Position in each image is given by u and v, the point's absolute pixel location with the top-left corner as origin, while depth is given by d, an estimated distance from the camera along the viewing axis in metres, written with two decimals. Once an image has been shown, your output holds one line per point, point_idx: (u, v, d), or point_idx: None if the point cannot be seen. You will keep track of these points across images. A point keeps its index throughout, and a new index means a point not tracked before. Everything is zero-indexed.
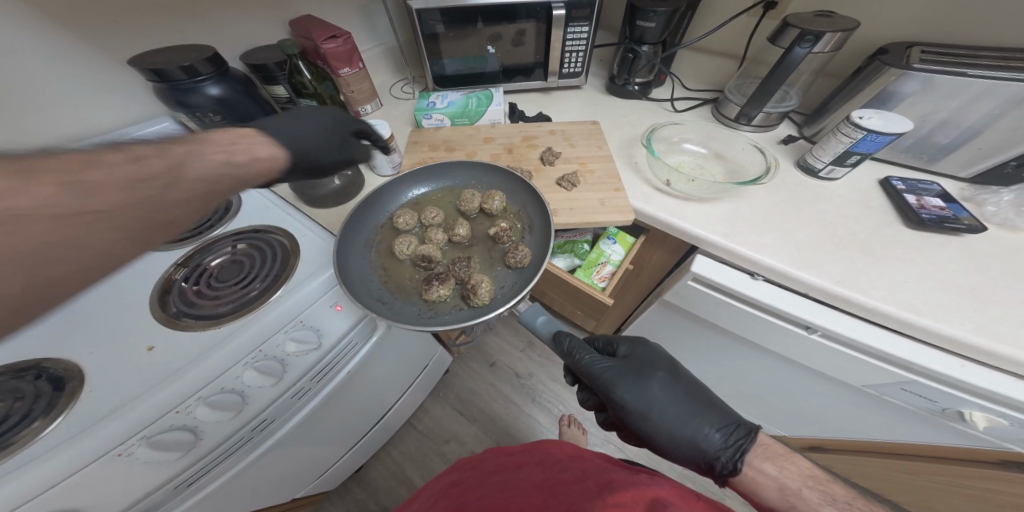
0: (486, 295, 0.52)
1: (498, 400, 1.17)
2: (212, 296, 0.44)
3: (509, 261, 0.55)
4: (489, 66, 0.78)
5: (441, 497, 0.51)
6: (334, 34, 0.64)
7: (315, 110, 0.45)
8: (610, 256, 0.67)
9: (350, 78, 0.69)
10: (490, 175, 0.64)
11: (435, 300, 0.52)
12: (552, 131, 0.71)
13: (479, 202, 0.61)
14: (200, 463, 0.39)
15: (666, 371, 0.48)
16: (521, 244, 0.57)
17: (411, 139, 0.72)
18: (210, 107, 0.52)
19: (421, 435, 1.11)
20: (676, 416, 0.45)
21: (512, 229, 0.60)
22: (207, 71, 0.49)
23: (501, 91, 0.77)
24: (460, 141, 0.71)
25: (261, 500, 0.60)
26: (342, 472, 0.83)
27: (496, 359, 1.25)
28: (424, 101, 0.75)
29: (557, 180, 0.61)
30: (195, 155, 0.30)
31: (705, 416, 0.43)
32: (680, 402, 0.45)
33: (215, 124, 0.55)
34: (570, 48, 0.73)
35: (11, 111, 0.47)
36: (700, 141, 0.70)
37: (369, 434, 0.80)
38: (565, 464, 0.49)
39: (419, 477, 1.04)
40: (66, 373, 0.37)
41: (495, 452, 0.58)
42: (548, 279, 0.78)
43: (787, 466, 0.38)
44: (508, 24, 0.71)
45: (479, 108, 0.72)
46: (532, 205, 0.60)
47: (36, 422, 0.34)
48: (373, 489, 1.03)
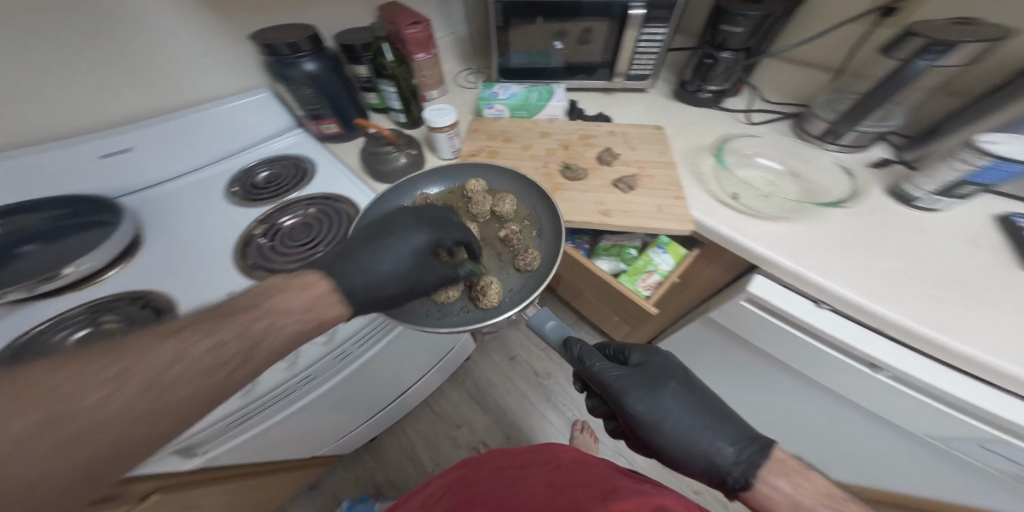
0: (495, 297, 0.51)
1: (514, 394, 1.18)
2: (284, 253, 0.49)
3: (518, 264, 0.55)
4: (553, 62, 0.78)
5: (446, 493, 0.52)
6: (415, 20, 0.65)
7: (410, 238, 0.43)
8: (658, 267, 0.63)
9: (424, 63, 0.71)
10: (502, 177, 0.63)
11: (444, 301, 0.52)
12: (612, 131, 0.69)
13: (490, 206, 0.60)
14: (248, 408, 0.42)
15: (681, 381, 0.46)
16: (530, 247, 0.56)
17: (472, 126, 0.76)
18: (303, 80, 0.58)
19: (435, 418, 1.14)
20: (687, 426, 0.43)
21: (523, 232, 0.59)
22: (307, 48, 0.56)
23: (563, 89, 0.77)
24: (517, 132, 0.73)
25: (288, 452, 0.63)
26: (360, 439, 0.86)
27: (517, 353, 1.26)
28: (488, 91, 0.77)
29: (614, 180, 0.60)
30: (273, 330, 0.33)
31: (719, 429, 0.41)
32: (692, 413, 0.43)
33: (306, 96, 0.61)
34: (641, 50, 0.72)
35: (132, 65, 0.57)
36: (776, 155, 0.66)
37: (387, 409, 0.84)
38: (571, 467, 0.49)
39: (428, 458, 1.08)
40: (165, 307, 0.44)
41: (506, 449, 0.59)
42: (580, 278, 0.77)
43: (802, 483, 0.36)
44: (575, 21, 0.70)
45: (540, 102, 0.73)
46: (542, 208, 0.59)
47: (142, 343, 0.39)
48: (384, 461, 1.08)
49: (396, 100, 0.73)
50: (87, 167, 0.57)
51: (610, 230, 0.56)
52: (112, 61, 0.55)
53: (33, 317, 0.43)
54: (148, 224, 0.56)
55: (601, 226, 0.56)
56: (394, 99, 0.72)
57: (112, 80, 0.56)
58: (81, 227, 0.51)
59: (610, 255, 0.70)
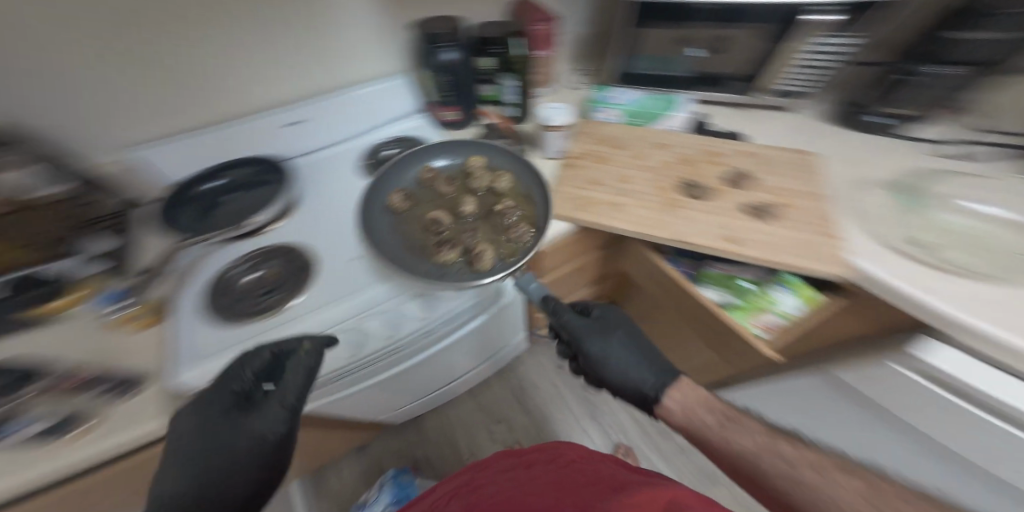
0: (489, 261, 0.54)
1: (556, 402, 1.25)
2: (400, 232, 0.60)
3: (511, 233, 0.58)
4: (680, 69, 0.72)
5: (454, 496, 0.55)
6: (544, 18, 0.71)
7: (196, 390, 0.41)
8: (781, 308, 0.60)
9: (542, 60, 0.77)
10: (504, 158, 0.70)
11: (444, 262, 0.55)
12: (744, 152, 0.63)
13: (487, 181, 0.66)
14: (357, 359, 0.49)
15: (626, 330, 0.56)
16: (518, 218, 0.60)
17: (580, 129, 0.74)
18: (444, 67, 0.70)
19: (477, 407, 1.26)
20: (631, 363, 0.53)
21: (515, 205, 0.63)
22: (455, 40, 0.68)
23: (688, 102, 0.74)
24: (628, 140, 0.69)
25: (369, 405, 0.74)
26: (414, 408, 0.99)
27: (563, 361, 1.32)
28: (602, 94, 0.77)
29: (745, 206, 0.55)
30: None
31: (650, 363, 0.53)
32: (633, 353, 0.54)
33: (443, 83, 0.73)
34: (807, 63, 0.63)
35: (297, 39, 0.66)
36: (999, 200, 0.52)
37: (441, 390, 0.96)
38: (577, 466, 0.54)
39: (464, 444, 1.20)
40: (314, 262, 0.55)
41: (506, 453, 0.63)
42: (669, 300, 0.74)
43: (687, 391, 0.49)
44: (713, 28, 0.63)
45: (660, 111, 0.71)
46: (536, 188, 0.64)
47: (285, 295, 0.51)
48: (427, 438, 1.21)
49: (513, 93, 0.76)
50: (266, 137, 0.71)
51: (733, 258, 0.51)
52: (281, 33, 0.64)
53: (219, 257, 0.55)
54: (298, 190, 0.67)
55: (723, 253, 0.52)
56: (512, 93, 0.76)
57: (291, 67, 0.70)
58: (262, 185, 0.65)
59: (717, 284, 0.68)
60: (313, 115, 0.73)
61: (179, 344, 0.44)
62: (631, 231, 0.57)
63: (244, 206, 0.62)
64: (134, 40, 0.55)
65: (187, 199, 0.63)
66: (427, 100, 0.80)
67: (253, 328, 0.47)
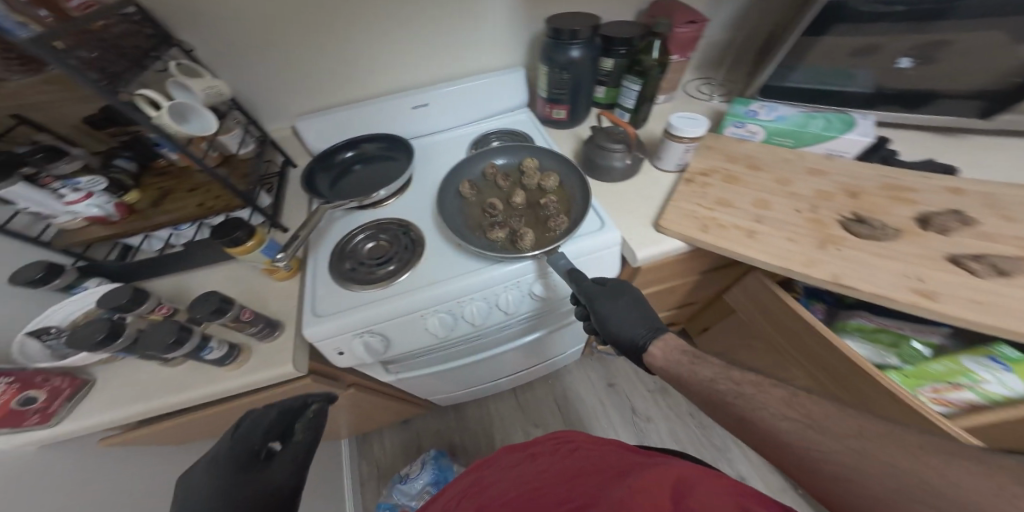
0: (527, 243, 0.56)
1: (602, 419, 1.18)
2: (490, 226, 0.60)
3: (550, 222, 0.59)
4: (855, 84, 0.63)
5: (462, 496, 0.50)
6: (692, 20, 0.67)
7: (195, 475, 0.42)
8: (981, 383, 0.51)
9: (675, 65, 0.73)
10: (554, 158, 0.68)
11: (493, 240, 0.58)
12: (951, 188, 0.53)
13: (537, 179, 0.65)
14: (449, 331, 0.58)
15: (634, 295, 0.53)
16: (561, 213, 0.60)
17: (706, 142, 0.67)
18: (565, 64, 0.68)
19: (517, 404, 1.24)
20: (628, 320, 0.51)
21: (561, 202, 0.62)
22: (583, 37, 0.64)
23: (870, 120, 0.62)
24: (768, 161, 0.61)
25: (436, 380, 0.78)
26: (461, 396, 1.01)
27: (615, 381, 1.25)
28: (741, 107, 0.67)
29: (951, 254, 0.46)
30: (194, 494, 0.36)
31: (643, 319, 0.51)
32: (633, 313, 0.51)
33: (559, 80, 0.71)
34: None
35: (446, 23, 0.70)
36: None
37: (501, 379, 0.96)
38: (582, 451, 0.49)
39: (499, 440, 1.18)
40: (417, 242, 0.60)
41: (512, 449, 0.59)
42: (788, 344, 0.65)
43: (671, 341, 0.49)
44: (913, 34, 0.54)
45: (825, 132, 0.61)
46: (580, 187, 0.63)
47: (394, 268, 0.56)
48: (464, 426, 1.21)
49: (632, 99, 0.72)
50: (394, 115, 0.74)
51: (930, 316, 0.43)
52: (431, 16, 0.69)
53: (345, 227, 0.64)
54: (418, 169, 0.73)
55: (913, 307, 0.43)
56: (631, 98, 0.72)
57: (433, 52, 0.74)
58: (367, 164, 0.72)
59: (872, 341, 0.64)
60: (439, 100, 0.76)
61: (311, 303, 0.54)
62: (762, 262, 0.50)
63: (368, 181, 0.69)
64: (319, 18, 0.62)
65: (325, 165, 0.70)
66: (537, 94, 0.78)
67: (364, 297, 0.54)
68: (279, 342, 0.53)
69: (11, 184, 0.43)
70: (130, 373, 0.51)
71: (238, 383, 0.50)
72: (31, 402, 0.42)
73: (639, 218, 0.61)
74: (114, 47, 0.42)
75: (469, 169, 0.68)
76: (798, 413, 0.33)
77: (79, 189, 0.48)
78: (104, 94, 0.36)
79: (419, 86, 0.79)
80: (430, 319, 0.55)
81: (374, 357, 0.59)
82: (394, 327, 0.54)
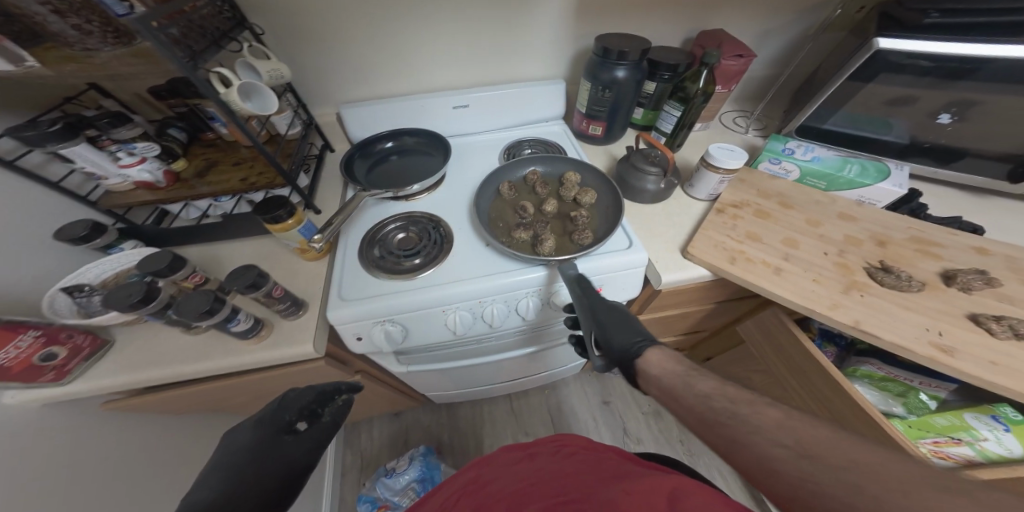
0: (548, 250, 0.56)
1: (595, 436, 1.18)
2: (517, 229, 0.60)
3: (576, 235, 0.59)
4: (891, 134, 0.63)
5: (459, 496, 0.47)
6: (740, 54, 0.68)
7: (230, 437, 0.42)
8: (981, 440, 0.52)
9: (717, 95, 0.74)
10: (596, 177, 0.69)
11: (515, 240, 0.59)
12: (974, 248, 0.54)
13: (575, 194, 0.66)
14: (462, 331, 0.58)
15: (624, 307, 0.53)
16: (589, 229, 0.60)
17: (738, 174, 0.68)
18: (609, 82, 0.69)
19: (511, 410, 1.24)
20: (615, 324, 0.50)
21: (591, 220, 0.63)
22: (631, 58, 0.65)
23: (903, 172, 0.63)
24: (800, 200, 0.62)
25: (439, 376, 0.78)
26: (459, 395, 1.01)
27: (610, 399, 1.25)
28: (779, 144, 0.68)
29: (969, 313, 0.47)
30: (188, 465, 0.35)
31: (633, 329, 0.50)
32: (621, 319, 0.51)
33: (601, 98, 0.72)
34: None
35: (497, 28, 0.72)
36: None
37: (500, 383, 0.96)
38: (579, 454, 0.49)
39: (489, 444, 1.17)
40: (446, 238, 0.60)
41: (507, 449, 0.58)
42: (795, 383, 0.64)
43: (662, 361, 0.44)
44: (951, 95, 0.55)
45: (857, 179, 0.61)
46: (612, 209, 0.63)
47: (420, 263, 0.56)
48: (455, 425, 1.21)
49: (671, 123, 0.73)
50: (433, 112, 0.76)
51: (943, 371, 0.44)
52: (485, 22, 0.70)
53: (376, 216, 0.65)
54: (450, 166, 0.74)
55: (930, 361, 0.44)
56: (670, 122, 0.73)
57: (481, 55, 0.76)
58: (403, 155, 0.73)
59: (881, 389, 0.62)
60: (479, 102, 0.77)
61: (339, 287, 0.54)
62: (787, 300, 0.51)
63: (404, 173, 0.70)
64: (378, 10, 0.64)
65: (362, 154, 0.71)
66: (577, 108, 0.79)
67: (392, 287, 0.54)
68: (302, 321, 0.54)
69: (75, 144, 0.44)
70: (149, 339, 0.52)
71: (256, 358, 0.50)
72: (51, 359, 0.43)
73: (667, 243, 0.62)
74: (196, 26, 0.44)
75: (506, 174, 0.70)
76: (787, 440, 0.29)
77: (133, 153, 0.50)
78: (186, 70, 0.37)
79: (461, 85, 0.80)
80: (446, 317, 0.56)
81: (393, 347, 0.57)
82: (411, 319, 0.55)
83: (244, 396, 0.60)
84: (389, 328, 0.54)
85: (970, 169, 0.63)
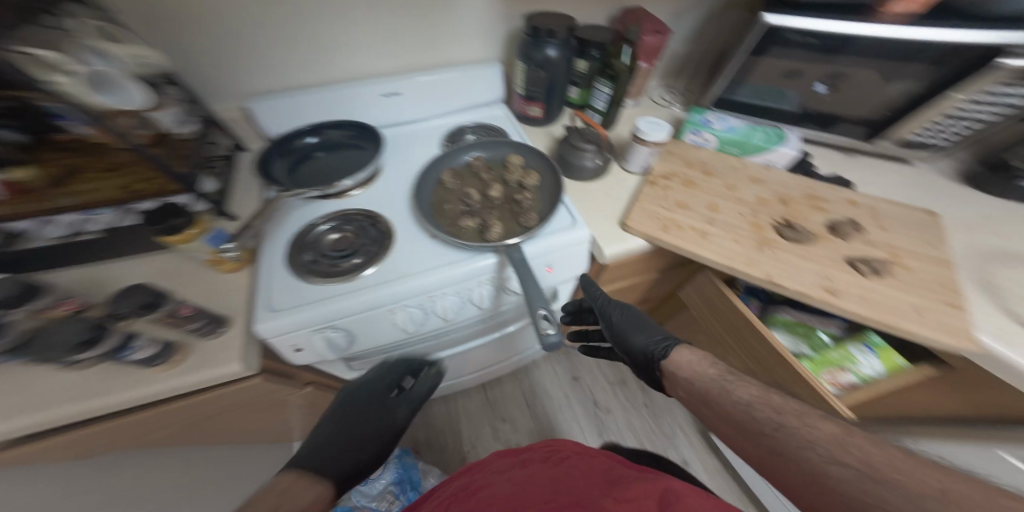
0: (495, 236, 0.56)
1: (567, 413, 1.22)
2: (463, 218, 0.59)
3: (524, 219, 0.59)
4: (785, 103, 0.70)
5: (451, 500, 0.48)
6: (657, 30, 0.72)
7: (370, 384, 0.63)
8: (858, 368, 0.60)
9: (642, 72, 0.77)
10: (539, 158, 0.68)
11: (461, 229, 0.58)
12: (850, 200, 0.61)
13: (518, 177, 0.65)
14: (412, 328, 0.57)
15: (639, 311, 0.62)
16: (535, 211, 0.60)
17: (667, 146, 0.72)
18: (543, 62, 0.69)
19: (485, 400, 1.25)
20: (637, 325, 0.58)
21: (537, 202, 0.62)
22: (559, 37, 0.65)
23: (794, 137, 0.70)
24: (719, 167, 0.67)
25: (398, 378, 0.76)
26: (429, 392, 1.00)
27: (580, 375, 1.30)
28: (699, 116, 0.73)
29: (851, 258, 0.54)
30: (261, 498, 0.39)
31: (653, 330, 0.57)
32: (640, 321, 0.59)
33: (537, 79, 0.72)
34: (962, 113, 0.59)
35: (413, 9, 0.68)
36: None
37: (467, 376, 0.96)
38: (570, 459, 0.51)
39: (466, 436, 1.18)
40: (386, 234, 0.57)
41: (502, 455, 0.59)
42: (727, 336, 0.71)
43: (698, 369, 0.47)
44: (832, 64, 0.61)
45: (764, 144, 0.67)
46: (556, 189, 0.63)
47: (362, 263, 0.53)
48: (428, 422, 1.20)
49: (603, 100, 0.76)
50: (360, 103, 0.71)
51: (832, 310, 0.49)
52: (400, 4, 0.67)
53: (306, 215, 0.60)
54: (386, 158, 0.70)
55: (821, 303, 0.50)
56: (602, 100, 0.76)
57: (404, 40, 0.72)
58: (336, 149, 0.68)
59: (791, 333, 0.67)
60: (411, 88, 0.74)
61: (267, 296, 0.49)
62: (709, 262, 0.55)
63: (335, 168, 0.65)
64: None
65: (281, 149, 0.65)
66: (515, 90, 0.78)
67: (330, 291, 0.50)
68: (220, 341, 0.48)
69: None
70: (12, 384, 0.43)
71: (166, 387, 0.44)
72: None
73: (607, 218, 0.64)
74: None
75: (445, 161, 0.67)
76: (848, 460, 0.32)
77: None
78: None
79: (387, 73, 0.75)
80: (393, 315, 0.54)
81: (336, 354, 0.55)
82: (356, 322, 0.52)
83: (182, 431, 0.55)
84: (331, 335, 0.51)
85: (847, 134, 0.72)
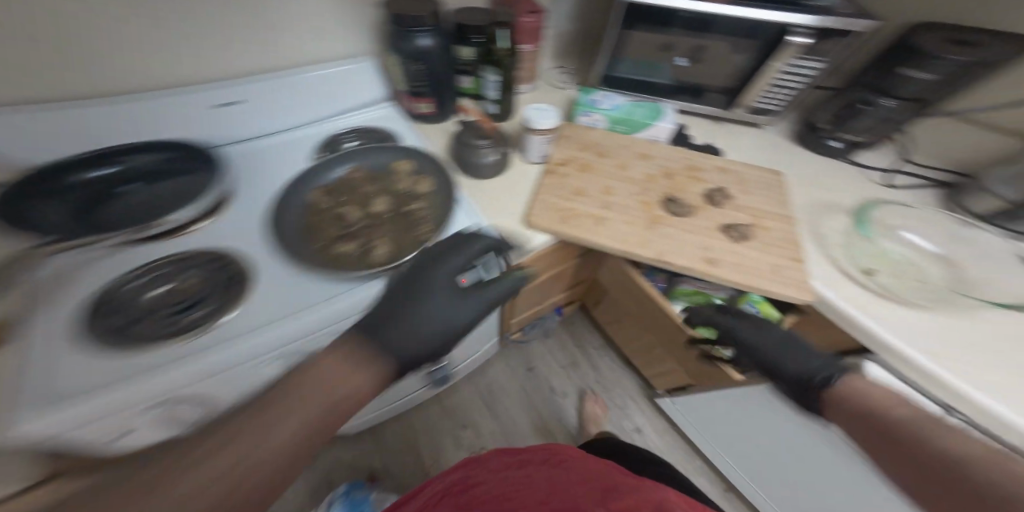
0: (378, 258, 0.50)
1: (525, 404, 1.24)
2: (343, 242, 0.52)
3: (416, 234, 0.54)
4: (662, 76, 0.73)
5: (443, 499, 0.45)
6: (533, 9, 0.68)
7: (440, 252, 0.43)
8: None
9: (528, 54, 0.74)
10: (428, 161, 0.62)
11: (338, 255, 0.50)
12: (721, 167, 0.66)
13: (406, 186, 0.60)
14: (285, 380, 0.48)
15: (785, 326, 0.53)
16: (429, 222, 0.55)
17: (562, 130, 0.71)
18: (416, 54, 0.62)
19: (442, 410, 1.21)
20: (788, 349, 0.49)
21: (429, 212, 0.57)
22: (428, 24, 0.59)
23: (669, 110, 0.73)
24: (612, 147, 0.68)
25: None
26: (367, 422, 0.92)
27: (534, 365, 1.32)
28: (587, 96, 0.73)
29: (725, 224, 0.58)
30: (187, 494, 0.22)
31: (805, 350, 0.49)
32: (784, 338, 0.51)
33: (415, 72, 0.65)
34: (781, 82, 0.65)
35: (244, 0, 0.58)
36: (927, 235, 0.62)
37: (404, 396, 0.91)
38: (568, 465, 0.48)
39: (428, 452, 1.14)
40: (239, 276, 0.47)
41: (499, 452, 0.54)
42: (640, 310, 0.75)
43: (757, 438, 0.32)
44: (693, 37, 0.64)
45: (646, 120, 0.69)
46: (447, 194, 0.59)
47: (201, 316, 0.42)
48: (382, 445, 1.14)
49: (492, 89, 0.71)
50: (204, 118, 0.61)
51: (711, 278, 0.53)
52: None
53: (126, 264, 0.47)
54: (244, 181, 0.60)
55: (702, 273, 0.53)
56: (492, 89, 0.71)
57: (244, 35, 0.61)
58: (178, 177, 0.57)
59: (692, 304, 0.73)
60: (269, 96, 0.64)
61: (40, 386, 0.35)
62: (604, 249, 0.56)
63: (175, 201, 0.54)
64: None
65: (71, 193, 0.52)
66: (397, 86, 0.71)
67: (161, 356, 0.39)
68: None
69: None
70: None
71: None
72: None
73: (510, 216, 0.61)
74: None
75: (317, 177, 0.59)
76: None
77: None
78: None
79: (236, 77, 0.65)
80: (250, 376, 0.43)
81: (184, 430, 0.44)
82: (203, 395, 0.40)
83: None
84: (163, 418, 0.40)
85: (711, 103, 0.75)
